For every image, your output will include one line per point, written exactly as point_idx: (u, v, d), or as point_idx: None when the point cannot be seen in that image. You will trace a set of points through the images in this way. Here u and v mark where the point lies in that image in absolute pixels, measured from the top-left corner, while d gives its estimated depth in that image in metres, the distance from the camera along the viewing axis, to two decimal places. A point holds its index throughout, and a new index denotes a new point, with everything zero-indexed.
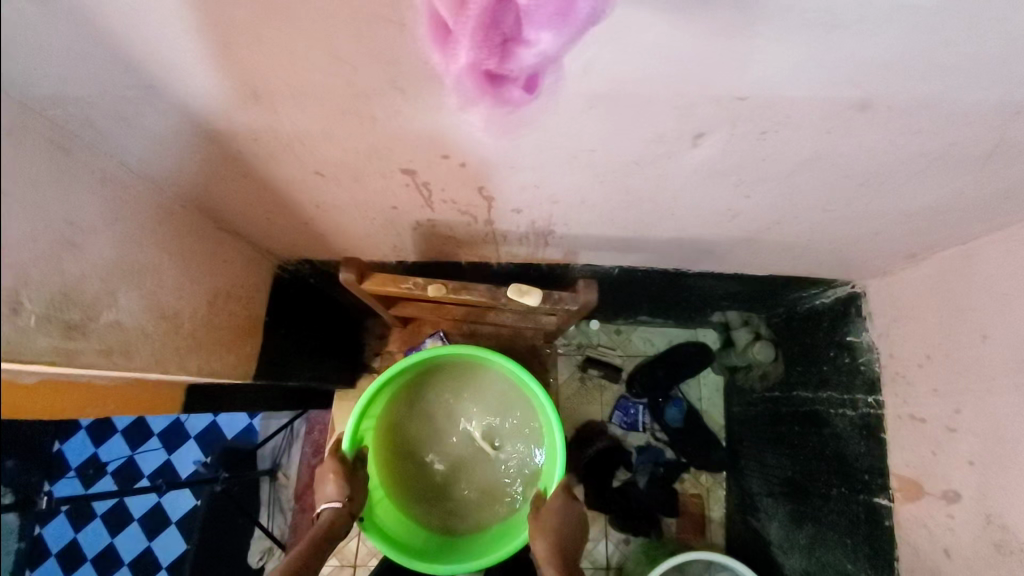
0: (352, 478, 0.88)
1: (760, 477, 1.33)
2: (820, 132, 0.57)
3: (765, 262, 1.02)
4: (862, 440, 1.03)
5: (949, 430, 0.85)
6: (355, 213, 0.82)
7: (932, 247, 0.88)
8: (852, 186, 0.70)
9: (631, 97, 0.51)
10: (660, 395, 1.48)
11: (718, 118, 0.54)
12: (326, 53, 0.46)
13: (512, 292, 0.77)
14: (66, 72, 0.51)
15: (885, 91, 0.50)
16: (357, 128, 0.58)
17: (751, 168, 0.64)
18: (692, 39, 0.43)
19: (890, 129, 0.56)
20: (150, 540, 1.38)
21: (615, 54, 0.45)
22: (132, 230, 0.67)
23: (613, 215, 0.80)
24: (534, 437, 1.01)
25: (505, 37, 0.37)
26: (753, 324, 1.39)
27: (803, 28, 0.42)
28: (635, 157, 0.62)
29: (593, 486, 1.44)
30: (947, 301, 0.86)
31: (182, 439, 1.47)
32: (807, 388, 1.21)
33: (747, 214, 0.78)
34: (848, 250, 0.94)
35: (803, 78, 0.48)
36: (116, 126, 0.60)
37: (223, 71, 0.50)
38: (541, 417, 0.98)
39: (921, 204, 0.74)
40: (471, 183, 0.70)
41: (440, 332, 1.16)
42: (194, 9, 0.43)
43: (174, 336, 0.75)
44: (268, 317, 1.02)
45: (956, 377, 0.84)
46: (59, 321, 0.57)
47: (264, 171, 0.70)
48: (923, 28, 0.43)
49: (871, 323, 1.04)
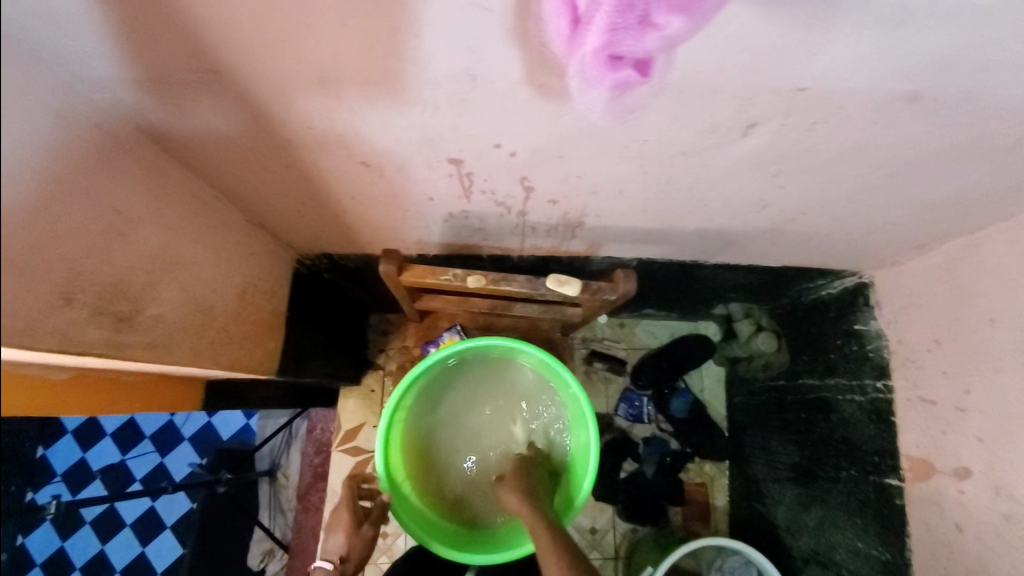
0: (353, 535, 0.93)
1: (764, 463, 1.36)
2: (865, 123, 0.59)
3: (782, 253, 1.05)
4: (872, 423, 1.07)
5: (958, 410, 0.89)
6: (389, 204, 0.82)
7: (941, 238, 0.92)
8: (881, 177, 0.72)
9: (699, 88, 0.52)
10: (666, 386, 1.49)
11: (775, 109, 0.56)
12: (407, 40, 0.47)
13: (552, 283, 0.80)
14: (126, 56, 0.50)
15: (934, 86, 0.53)
16: (416, 114, 0.58)
17: (792, 158, 0.66)
18: (771, 29, 0.44)
19: (931, 121, 0.59)
20: (144, 547, 1.27)
21: (701, 46, 0.46)
22: (171, 220, 0.65)
23: (645, 206, 0.81)
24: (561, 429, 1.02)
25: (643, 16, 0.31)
26: (754, 315, 1.39)
27: (876, 24, 0.44)
28: (685, 147, 0.64)
29: (601, 476, 1.46)
30: (955, 288, 0.90)
31: (176, 441, 1.37)
32: (814, 375, 1.24)
33: (776, 205, 0.81)
34: (862, 241, 0.98)
35: (864, 71, 0.50)
36: (163, 113, 0.59)
37: (293, 56, 0.50)
38: (569, 409, 0.99)
39: (940, 195, 0.77)
40: (514, 173, 0.71)
41: (457, 326, 1.15)
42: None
43: (210, 331, 0.72)
44: (290, 311, 1.01)
45: (964, 360, 0.88)
46: (109, 313, 0.55)
47: (306, 160, 0.69)
48: (986, 25, 0.45)
49: (879, 312, 1.09)
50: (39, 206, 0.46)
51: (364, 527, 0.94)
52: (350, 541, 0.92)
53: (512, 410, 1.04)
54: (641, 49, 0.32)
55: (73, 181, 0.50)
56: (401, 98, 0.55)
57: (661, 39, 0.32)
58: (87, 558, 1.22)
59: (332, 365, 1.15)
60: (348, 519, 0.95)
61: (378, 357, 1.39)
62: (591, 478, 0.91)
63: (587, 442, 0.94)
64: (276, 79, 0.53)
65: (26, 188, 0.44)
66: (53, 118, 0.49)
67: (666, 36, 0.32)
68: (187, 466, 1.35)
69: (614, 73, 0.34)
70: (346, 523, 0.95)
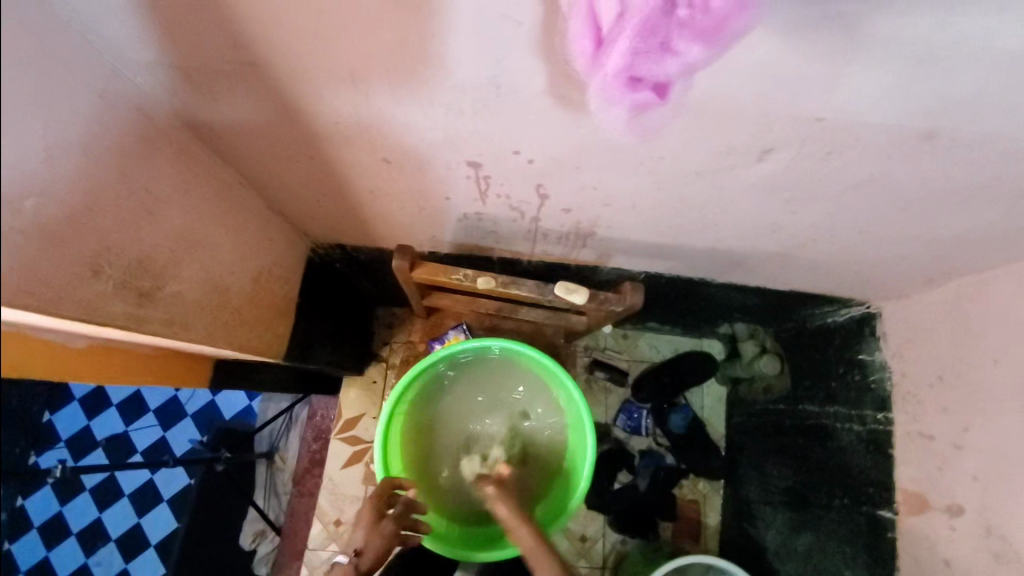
0: (372, 529, 0.87)
1: (758, 485, 1.35)
2: (881, 157, 0.60)
3: (791, 277, 1.05)
4: (869, 454, 1.08)
5: (956, 447, 0.89)
6: (406, 201, 0.84)
7: (951, 274, 0.91)
8: (894, 211, 0.73)
9: (718, 112, 0.53)
10: (667, 400, 1.50)
11: (793, 137, 0.57)
12: (441, 47, 0.49)
13: (560, 289, 0.81)
14: (171, 43, 0.52)
15: (952, 126, 0.53)
16: (442, 118, 0.60)
17: (806, 185, 0.67)
18: (794, 59, 0.45)
19: (947, 160, 0.59)
20: (139, 518, 1.38)
21: (726, 75, 0.48)
22: (197, 202, 0.67)
23: (657, 222, 0.83)
24: (557, 431, 1.03)
25: (664, 42, 0.32)
26: (759, 337, 1.35)
27: (898, 61, 0.45)
28: (700, 167, 0.65)
29: (594, 485, 1.46)
30: (962, 324, 0.90)
31: (180, 415, 1.45)
32: (814, 402, 1.22)
33: (787, 230, 0.82)
34: (872, 272, 0.98)
35: (885, 107, 0.51)
36: (197, 100, 0.61)
37: (330, 56, 0.52)
38: (565, 411, 1.01)
39: (949, 233, 0.77)
40: (531, 180, 0.72)
41: (462, 325, 1.18)
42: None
43: (224, 312, 0.74)
44: (302, 298, 1.03)
45: (967, 398, 0.88)
46: (133, 287, 0.56)
47: (331, 154, 0.71)
48: (1007, 71, 0.45)
49: (885, 344, 1.08)
50: (76, 183, 0.48)
51: (383, 524, 0.87)
52: (368, 539, 0.87)
53: (509, 411, 1.05)
54: (660, 72, 0.34)
55: (110, 159, 0.52)
56: (428, 101, 0.57)
57: (679, 64, 0.33)
58: (84, 524, 1.36)
59: (337, 353, 1.17)
60: (368, 516, 0.88)
61: (382, 349, 1.40)
62: (586, 478, 0.92)
63: (583, 444, 0.95)
64: (308, 75, 0.55)
65: (62, 165, 0.47)
66: (94, 97, 0.52)
67: (685, 62, 0.33)
68: (187, 442, 1.43)
69: (631, 93, 0.35)
70: (366, 519, 0.88)
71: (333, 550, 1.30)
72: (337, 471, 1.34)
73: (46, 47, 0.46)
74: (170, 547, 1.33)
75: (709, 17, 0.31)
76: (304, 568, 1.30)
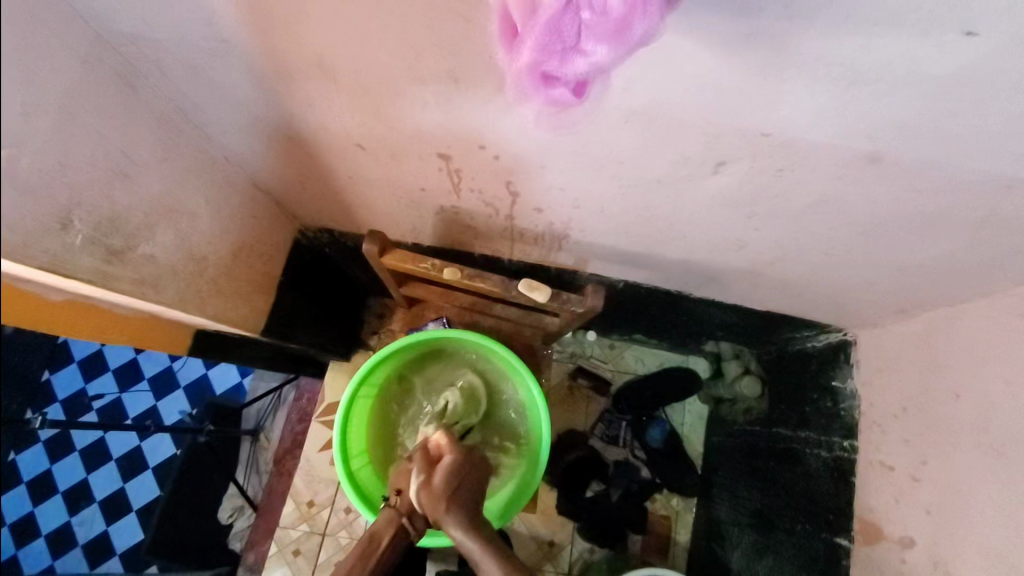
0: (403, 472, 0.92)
1: (728, 505, 1.27)
2: (831, 177, 0.61)
3: (766, 297, 1.05)
4: (832, 481, 1.04)
5: (913, 479, 0.87)
6: (384, 189, 0.86)
7: (922, 305, 0.87)
8: (854, 235, 0.72)
9: (667, 120, 0.56)
10: (646, 414, 1.45)
11: (742, 149, 0.59)
12: (396, 37, 0.52)
13: (524, 287, 0.85)
14: (151, 18, 0.56)
15: (896, 149, 0.54)
16: (405, 108, 0.63)
17: (763, 202, 0.68)
18: (729, 69, 0.48)
19: (895, 184, 0.59)
20: (125, 482, 1.40)
21: (646, 63, 0.49)
22: (176, 171, 0.71)
23: (626, 228, 0.84)
24: (520, 420, 1.06)
25: (565, 46, 0.35)
26: (743, 358, 1.35)
27: (826, 80, 0.47)
28: (659, 176, 0.67)
29: (566, 490, 1.37)
30: (927, 356, 0.87)
31: (172, 387, 1.48)
32: (787, 425, 1.19)
33: (753, 247, 0.82)
34: (846, 297, 0.94)
35: (825, 125, 0.53)
36: (182, 73, 0.65)
37: (295, 39, 0.55)
38: (528, 400, 1.04)
39: (915, 262, 0.75)
40: (500, 176, 0.75)
41: (443, 319, 1.20)
42: None
43: (199, 279, 0.77)
44: (287, 277, 1.06)
45: (924, 430, 0.86)
46: (102, 245, 0.60)
47: (312, 137, 0.75)
48: (930, 96, 0.46)
49: (857, 372, 1.04)
50: (50, 139, 0.52)
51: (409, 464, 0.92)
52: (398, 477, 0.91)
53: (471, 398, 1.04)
54: (569, 72, 0.36)
55: (85, 119, 0.56)
56: (395, 88, 0.60)
57: (587, 65, 0.35)
58: (71, 484, 1.36)
59: (321, 336, 1.20)
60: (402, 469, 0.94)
61: (371, 338, 1.39)
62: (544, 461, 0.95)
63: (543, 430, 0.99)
64: (280, 57, 0.59)
65: (37, 121, 0.51)
66: (77, 62, 0.56)
67: (592, 63, 0.35)
68: (177, 413, 1.46)
69: (547, 89, 0.38)
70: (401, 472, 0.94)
71: (302, 531, 1.28)
72: (313, 454, 1.33)
73: (38, 18, 0.51)
74: (151, 515, 1.37)
75: (610, 20, 0.32)
76: (272, 545, 1.27)
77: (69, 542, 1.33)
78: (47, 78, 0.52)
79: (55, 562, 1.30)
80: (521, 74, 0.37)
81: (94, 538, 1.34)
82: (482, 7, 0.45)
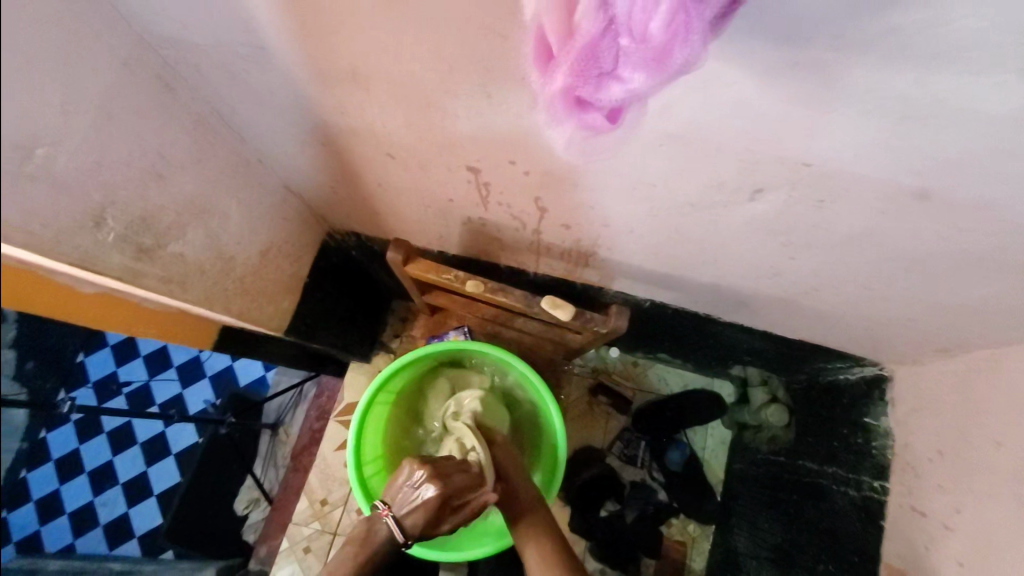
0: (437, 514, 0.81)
1: (748, 537, 1.21)
2: (875, 211, 0.57)
3: (799, 326, 1.01)
4: (859, 522, 0.98)
5: (947, 529, 0.82)
6: (412, 197, 0.86)
7: (965, 345, 0.82)
8: (897, 270, 0.68)
9: (703, 145, 0.54)
10: (665, 435, 1.39)
11: (782, 178, 0.56)
12: (429, 51, 0.51)
13: (546, 303, 0.84)
14: (191, 23, 0.57)
15: (947, 186, 0.50)
16: (434, 119, 0.63)
17: (801, 231, 0.65)
18: (768, 94, 0.45)
19: (944, 222, 0.56)
20: (147, 467, 1.44)
21: (684, 88, 0.47)
22: (209, 172, 0.72)
23: (656, 249, 0.81)
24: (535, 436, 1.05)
25: (602, 72, 0.34)
26: (771, 385, 1.30)
27: (877, 114, 0.44)
28: (693, 200, 0.65)
29: (579, 506, 1.33)
30: (969, 400, 0.81)
31: (198, 376, 1.50)
32: (814, 459, 1.13)
33: (788, 275, 0.79)
34: (883, 332, 0.90)
35: (871, 158, 0.50)
36: (220, 78, 0.66)
37: (329, 48, 0.55)
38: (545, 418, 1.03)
39: (961, 302, 0.71)
40: (529, 192, 0.74)
41: (465, 327, 1.18)
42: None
43: (225, 279, 0.77)
44: (313, 278, 1.07)
45: (962, 477, 0.80)
46: (134, 243, 0.61)
47: (343, 143, 0.75)
48: (987, 134, 0.43)
49: (892, 410, 0.99)
50: (88, 137, 0.53)
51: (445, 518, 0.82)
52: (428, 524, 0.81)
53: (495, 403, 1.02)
54: (604, 99, 0.35)
55: (124, 121, 0.58)
56: (424, 99, 0.60)
57: (623, 91, 0.33)
58: (97, 464, 1.41)
59: (342, 337, 1.20)
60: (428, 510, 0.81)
61: (393, 341, 1.39)
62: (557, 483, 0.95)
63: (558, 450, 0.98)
64: (315, 66, 0.59)
65: (76, 121, 0.52)
66: (119, 65, 0.57)
67: (629, 90, 0.33)
68: (202, 403, 1.48)
69: (581, 113, 0.37)
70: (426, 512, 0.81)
71: (314, 529, 1.28)
72: (330, 452, 1.33)
73: (82, 21, 0.53)
74: (170, 502, 1.40)
75: (649, 48, 0.31)
76: (285, 540, 1.27)
77: (91, 521, 1.36)
78: (89, 80, 0.53)
79: (76, 542, 1.32)
80: (553, 97, 0.36)
81: (115, 520, 1.37)
82: (517, 25, 0.45)
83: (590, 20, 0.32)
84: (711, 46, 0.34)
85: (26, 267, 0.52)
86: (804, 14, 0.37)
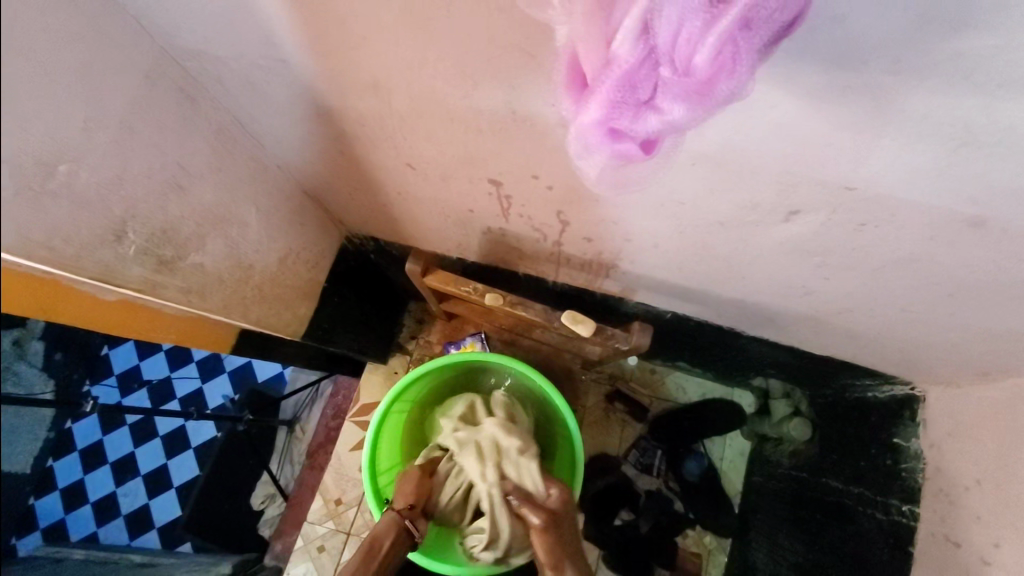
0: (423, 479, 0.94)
1: (766, 553, 1.16)
2: (921, 236, 0.54)
3: (828, 343, 0.97)
4: (885, 549, 0.95)
5: (983, 562, 0.78)
6: (430, 206, 0.85)
7: (1007, 372, 0.78)
8: (941, 295, 0.65)
9: (737, 164, 0.52)
10: (683, 445, 1.33)
11: (820, 202, 0.54)
12: (455, 66, 0.50)
13: (567, 318, 0.82)
14: (212, 35, 0.56)
15: (1006, 215, 0.47)
16: (457, 132, 0.61)
17: (838, 253, 0.63)
18: (817, 116, 0.43)
19: (999, 251, 0.52)
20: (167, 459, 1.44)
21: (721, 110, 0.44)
22: (229, 181, 0.71)
23: (682, 264, 0.79)
24: (554, 445, 1.04)
25: (640, 102, 0.32)
26: (794, 398, 1.23)
27: (930, 140, 0.42)
28: (723, 219, 0.62)
29: (592, 515, 1.28)
30: (1010, 429, 0.77)
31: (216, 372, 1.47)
32: (838, 477, 1.08)
33: (821, 295, 0.76)
34: (918, 354, 0.86)
35: (920, 185, 0.47)
36: (240, 87, 0.65)
37: (350, 62, 0.54)
38: (563, 429, 1.01)
39: (1004, 329, 0.67)
40: (552, 206, 0.72)
41: (480, 333, 1.13)
42: (329, 6, 0.48)
43: (244, 287, 0.77)
44: (331, 282, 1.06)
45: (999, 509, 0.77)
46: (153, 255, 0.60)
47: (362, 151, 0.74)
48: None
49: (923, 432, 0.95)
50: (108, 153, 0.53)
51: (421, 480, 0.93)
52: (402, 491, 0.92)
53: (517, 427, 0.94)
54: (640, 129, 0.33)
55: (146, 134, 0.57)
56: (446, 112, 0.58)
57: (661, 123, 0.31)
58: (119, 456, 1.36)
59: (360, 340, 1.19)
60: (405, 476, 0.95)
61: (409, 343, 1.36)
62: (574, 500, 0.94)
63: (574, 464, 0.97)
64: (338, 78, 0.58)
65: (98, 135, 0.51)
66: (141, 77, 0.57)
67: (665, 121, 0.31)
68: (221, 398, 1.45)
69: (614, 142, 0.35)
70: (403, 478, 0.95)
71: (328, 529, 1.26)
72: (343, 450, 1.32)
73: (103, 34, 0.52)
74: (189, 493, 1.41)
75: (691, 80, 0.29)
76: (298, 538, 1.26)
77: (114, 509, 1.34)
78: (111, 93, 0.53)
79: (97, 530, 1.29)
80: (587, 129, 0.34)
81: (135, 510, 1.38)
82: (549, 46, 0.43)
83: (628, 48, 0.30)
84: (752, 76, 0.32)
85: (61, 280, 0.52)
86: (860, 37, 0.34)
